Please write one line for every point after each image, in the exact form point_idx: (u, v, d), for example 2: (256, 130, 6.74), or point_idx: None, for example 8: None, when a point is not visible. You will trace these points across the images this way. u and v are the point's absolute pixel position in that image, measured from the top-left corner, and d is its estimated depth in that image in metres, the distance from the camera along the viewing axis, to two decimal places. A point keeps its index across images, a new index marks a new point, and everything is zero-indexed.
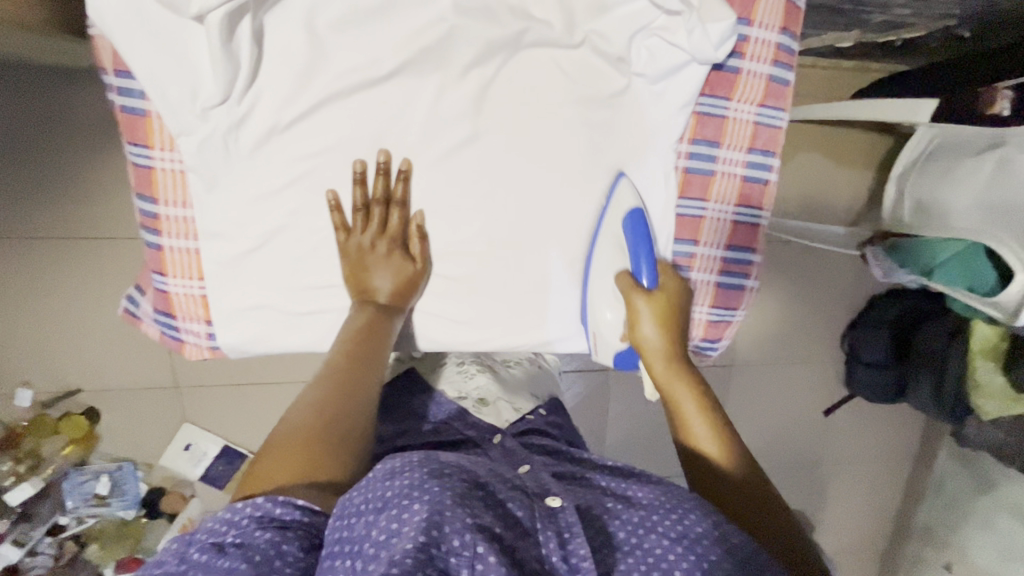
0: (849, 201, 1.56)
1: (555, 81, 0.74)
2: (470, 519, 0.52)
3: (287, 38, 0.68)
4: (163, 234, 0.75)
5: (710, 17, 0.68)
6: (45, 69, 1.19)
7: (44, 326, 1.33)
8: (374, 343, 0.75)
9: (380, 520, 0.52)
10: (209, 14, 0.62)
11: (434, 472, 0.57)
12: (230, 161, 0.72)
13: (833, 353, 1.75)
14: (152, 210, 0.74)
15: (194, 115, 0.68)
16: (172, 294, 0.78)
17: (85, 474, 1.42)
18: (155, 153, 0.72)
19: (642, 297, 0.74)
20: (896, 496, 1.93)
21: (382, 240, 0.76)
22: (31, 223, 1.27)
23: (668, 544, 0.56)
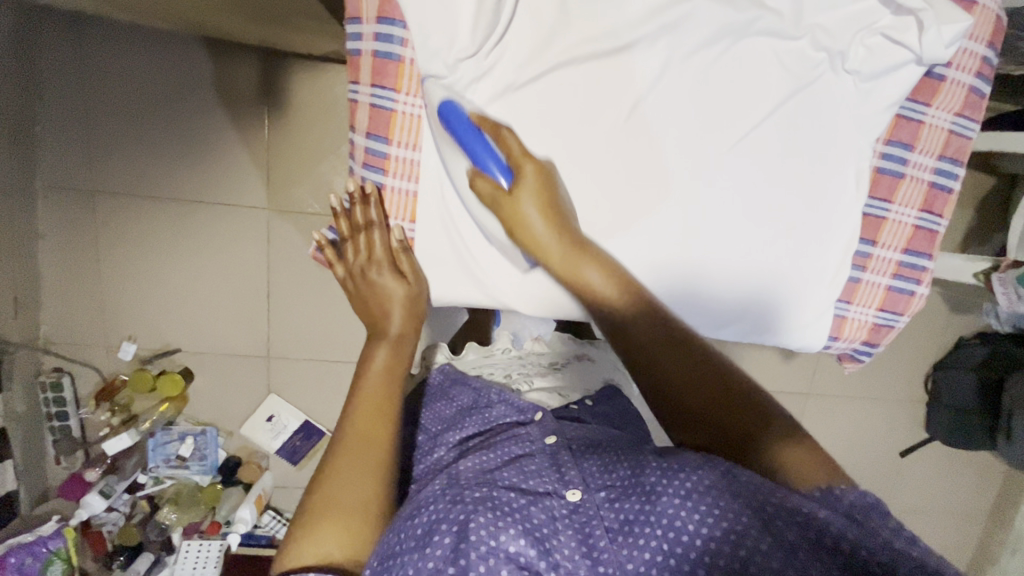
0: (949, 238, 1.54)
1: (771, 73, 0.64)
2: (493, 541, 0.53)
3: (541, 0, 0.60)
4: (390, 174, 0.69)
5: (947, 17, 0.59)
6: (195, 38, 1.25)
7: (158, 283, 1.37)
8: (391, 380, 0.67)
9: (416, 553, 0.54)
10: None
11: (453, 499, 0.58)
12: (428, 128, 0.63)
13: (914, 392, 1.71)
14: (384, 149, 0.67)
15: (442, 67, 0.61)
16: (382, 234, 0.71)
17: (170, 434, 1.42)
18: (399, 97, 0.66)
19: (509, 198, 0.61)
20: (969, 551, 1.84)
21: (373, 264, 0.71)
22: (159, 182, 1.32)
23: (680, 506, 0.53)
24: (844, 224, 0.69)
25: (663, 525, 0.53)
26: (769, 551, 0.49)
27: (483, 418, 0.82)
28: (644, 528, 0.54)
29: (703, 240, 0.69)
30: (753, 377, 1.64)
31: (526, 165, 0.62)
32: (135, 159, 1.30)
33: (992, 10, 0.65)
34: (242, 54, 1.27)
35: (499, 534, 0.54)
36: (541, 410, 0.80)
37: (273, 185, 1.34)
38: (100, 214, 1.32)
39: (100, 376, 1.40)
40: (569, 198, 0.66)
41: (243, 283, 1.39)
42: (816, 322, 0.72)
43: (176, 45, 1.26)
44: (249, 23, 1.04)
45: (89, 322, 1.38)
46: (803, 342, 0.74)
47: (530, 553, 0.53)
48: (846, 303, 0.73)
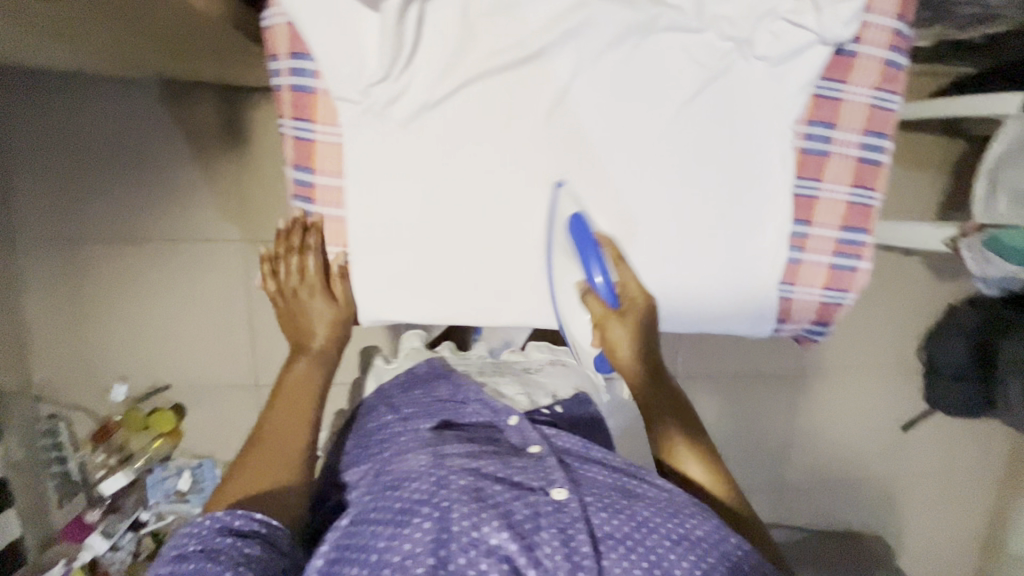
0: (926, 207, 1.52)
1: (681, 67, 0.65)
2: (476, 533, 0.65)
3: (446, 18, 0.61)
4: (318, 202, 0.67)
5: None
6: (156, 83, 1.29)
7: (144, 322, 1.41)
8: (300, 395, 0.77)
9: (397, 531, 0.66)
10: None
11: (440, 488, 0.69)
12: (351, 151, 0.64)
13: (909, 364, 1.69)
14: (308, 179, 0.66)
15: (354, 92, 0.62)
16: (317, 261, 0.70)
17: (168, 469, 1.44)
18: (318, 127, 0.64)
19: (615, 321, 0.70)
20: (985, 523, 1.80)
21: (303, 286, 0.72)
22: (135, 225, 1.36)
23: (669, 545, 0.66)
24: (777, 205, 0.70)
25: (642, 549, 0.66)
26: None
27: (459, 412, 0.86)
28: (630, 547, 0.65)
29: (632, 233, 0.69)
30: (742, 363, 1.63)
31: (637, 298, 0.69)
32: (110, 205, 1.34)
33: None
34: (203, 94, 1.31)
35: (484, 528, 0.65)
36: (515, 413, 0.83)
37: (244, 218, 1.37)
38: (81, 261, 1.36)
39: (96, 419, 1.43)
40: (499, 206, 0.68)
41: (225, 315, 1.42)
42: (759, 304, 0.73)
43: (138, 91, 1.30)
44: (200, 62, 1.07)
45: (81, 366, 1.42)
46: (747, 327, 0.74)
47: (512, 547, 0.64)
48: (791, 284, 0.73)
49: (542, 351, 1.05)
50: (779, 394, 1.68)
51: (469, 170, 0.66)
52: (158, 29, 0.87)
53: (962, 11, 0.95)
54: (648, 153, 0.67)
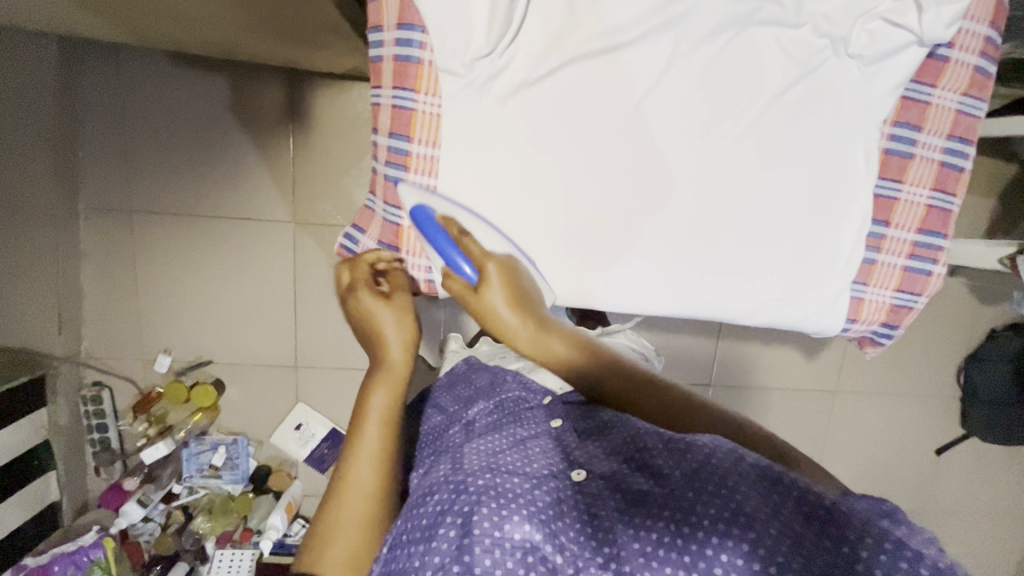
0: (972, 229, 1.52)
1: (774, 62, 0.66)
2: (498, 532, 0.55)
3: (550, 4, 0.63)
4: (412, 170, 0.68)
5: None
6: (223, 63, 1.33)
7: (191, 298, 1.44)
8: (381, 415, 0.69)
9: (424, 546, 0.57)
10: None
11: (455, 490, 0.60)
12: (450, 125, 0.66)
13: (944, 386, 1.67)
14: (405, 147, 0.67)
15: (459, 66, 0.63)
16: (405, 228, 0.76)
17: (203, 445, 1.45)
18: (419, 97, 0.65)
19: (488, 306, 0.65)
20: (1013, 554, 1.77)
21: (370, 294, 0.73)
22: (190, 201, 1.39)
23: (693, 493, 0.56)
24: (858, 201, 0.70)
25: (669, 507, 0.56)
26: (769, 522, 0.52)
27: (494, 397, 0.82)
28: (657, 504, 0.57)
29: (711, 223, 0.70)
30: (775, 375, 1.62)
31: (489, 267, 0.64)
32: (168, 180, 1.38)
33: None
34: (268, 77, 1.34)
35: (503, 524, 0.55)
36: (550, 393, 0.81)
37: (297, 201, 1.40)
38: (137, 232, 1.40)
39: (137, 389, 1.46)
40: (583, 187, 0.69)
41: (270, 295, 1.44)
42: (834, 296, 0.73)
43: (204, 71, 1.34)
44: (272, 45, 1.10)
45: (128, 335, 1.44)
46: (821, 321, 0.75)
47: (536, 539, 0.55)
48: (863, 285, 0.74)
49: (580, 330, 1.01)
50: (810, 410, 1.66)
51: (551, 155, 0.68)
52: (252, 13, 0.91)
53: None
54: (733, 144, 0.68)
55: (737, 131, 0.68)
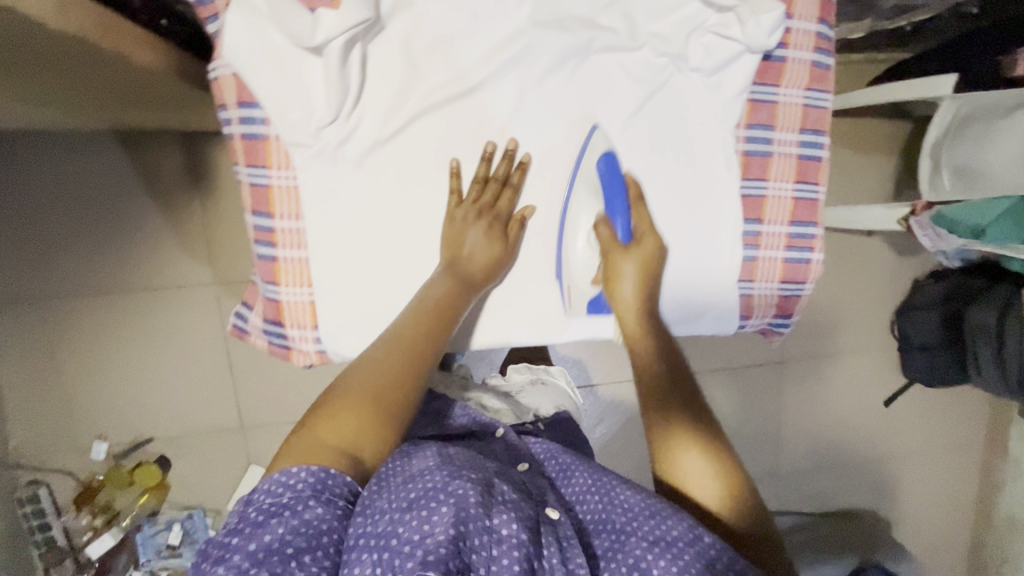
0: (881, 189, 1.58)
1: (621, 86, 0.67)
2: (489, 524, 0.51)
3: (387, 61, 0.62)
4: (279, 246, 0.66)
5: (763, 7, 0.62)
6: (113, 135, 1.28)
7: (120, 377, 1.38)
8: (444, 321, 0.66)
9: (413, 515, 0.50)
10: (329, 43, 0.57)
11: (453, 472, 0.55)
12: (306, 194, 0.64)
13: (883, 340, 1.74)
14: (267, 224, 0.65)
15: (305, 137, 0.62)
16: (283, 304, 0.67)
17: (157, 524, 1.41)
18: (272, 172, 0.64)
19: (621, 253, 0.68)
20: (976, 487, 1.84)
21: (484, 215, 0.68)
22: (102, 279, 1.34)
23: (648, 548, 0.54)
24: (729, 204, 0.72)
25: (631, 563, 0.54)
26: None
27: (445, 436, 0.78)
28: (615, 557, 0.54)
29: None
30: (723, 357, 1.66)
31: (648, 240, 0.69)
32: (76, 261, 1.32)
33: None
34: (162, 141, 1.30)
35: (495, 518, 0.51)
36: (501, 425, 0.82)
37: (215, 261, 1.36)
38: (51, 319, 1.34)
39: (77, 480, 1.39)
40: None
41: (203, 362, 1.40)
42: (725, 298, 0.75)
43: (95, 145, 1.29)
44: (150, 113, 1.06)
45: (59, 426, 1.38)
46: (717, 323, 0.76)
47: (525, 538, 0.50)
48: (749, 282, 0.76)
49: (522, 372, 1.09)
50: (762, 384, 1.71)
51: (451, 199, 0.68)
52: (117, 93, 0.88)
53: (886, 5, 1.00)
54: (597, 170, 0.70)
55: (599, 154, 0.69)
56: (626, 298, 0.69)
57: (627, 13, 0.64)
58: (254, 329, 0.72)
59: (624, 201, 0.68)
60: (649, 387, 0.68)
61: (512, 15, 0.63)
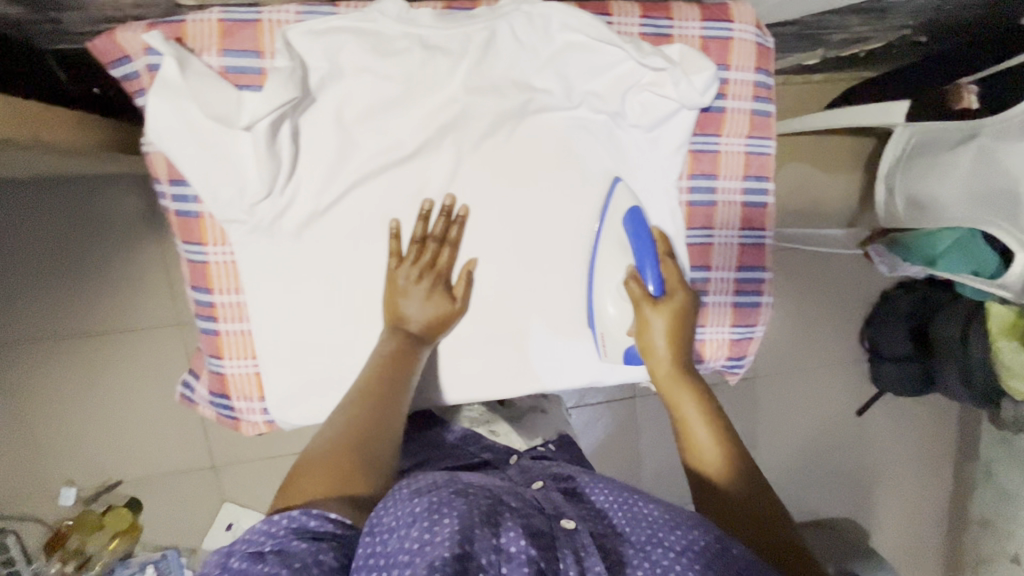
0: (846, 205, 1.60)
1: (559, 144, 0.69)
2: (498, 540, 0.47)
3: (319, 132, 0.63)
4: (220, 320, 0.67)
5: (695, 68, 0.63)
6: (66, 178, 1.25)
7: (85, 421, 1.36)
8: (399, 375, 0.65)
9: (421, 527, 0.47)
10: (257, 121, 0.58)
11: (459, 490, 0.52)
12: (242, 267, 0.65)
13: (854, 351, 1.76)
14: (206, 299, 0.66)
15: (239, 213, 0.62)
16: (228, 375, 0.69)
17: (131, 567, 1.39)
18: (208, 248, 0.65)
19: (650, 307, 0.68)
20: (947, 487, 1.89)
21: (427, 276, 0.68)
22: (63, 324, 1.31)
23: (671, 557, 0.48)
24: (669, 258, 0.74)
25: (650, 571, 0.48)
26: None
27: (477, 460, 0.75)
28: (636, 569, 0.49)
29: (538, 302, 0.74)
30: None
31: (678, 293, 0.69)
32: (36, 306, 1.30)
33: (749, 41, 0.69)
34: (117, 183, 1.28)
35: (501, 531, 0.48)
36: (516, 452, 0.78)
37: (178, 301, 1.34)
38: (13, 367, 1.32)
39: (46, 527, 1.37)
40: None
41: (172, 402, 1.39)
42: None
43: (48, 189, 1.26)
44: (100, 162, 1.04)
45: (25, 473, 1.36)
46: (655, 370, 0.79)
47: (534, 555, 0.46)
48: (702, 327, 0.76)
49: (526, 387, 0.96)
50: (735, 399, 1.72)
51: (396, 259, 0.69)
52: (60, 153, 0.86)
53: (835, 37, 1.00)
54: (539, 225, 0.72)
55: (541, 209, 0.71)
56: (658, 350, 0.68)
57: (563, 75, 0.66)
58: (202, 399, 0.73)
59: (652, 255, 0.69)
60: (688, 429, 0.65)
61: (445, 83, 0.64)
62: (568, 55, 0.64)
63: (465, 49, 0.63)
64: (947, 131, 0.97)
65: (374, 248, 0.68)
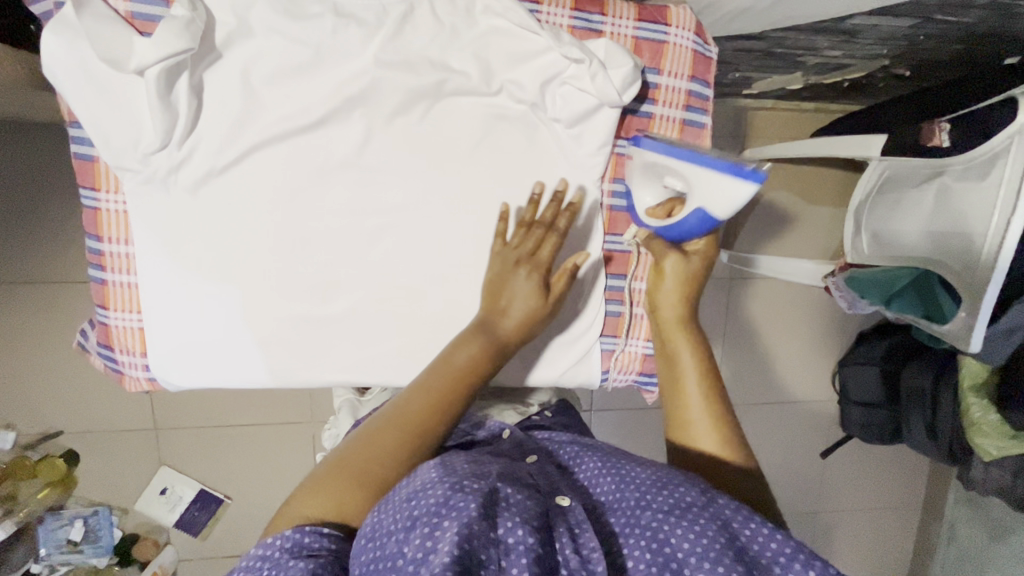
0: (827, 240, 1.56)
1: (473, 128, 0.72)
2: (495, 534, 0.48)
3: (226, 91, 0.66)
4: (107, 269, 0.70)
5: (613, 65, 0.67)
6: (35, 126, 1.26)
7: (30, 369, 1.37)
8: (467, 389, 0.63)
9: (417, 533, 0.48)
10: (149, 68, 0.60)
11: (456, 481, 0.53)
12: (132, 217, 0.68)
13: (823, 391, 1.71)
14: (95, 247, 0.69)
15: (133, 162, 0.65)
16: (111, 327, 0.72)
17: (61, 519, 1.39)
18: (101, 196, 0.68)
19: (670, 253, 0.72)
20: (908, 544, 1.82)
21: (528, 262, 0.70)
22: (19, 268, 1.32)
23: (664, 519, 0.52)
24: (561, 258, 0.77)
25: (652, 535, 0.52)
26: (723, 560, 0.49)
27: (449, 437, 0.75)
28: (634, 533, 0.53)
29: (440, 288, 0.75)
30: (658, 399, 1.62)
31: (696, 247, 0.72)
32: None
33: (685, 47, 0.71)
34: None
35: (501, 524, 0.49)
36: (509, 426, 0.78)
37: None
38: None
39: None
40: (299, 266, 0.72)
41: None
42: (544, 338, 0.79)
43: (17, 134, 1.27)
44: (58, 111, 1.04)
45: None
46: (534, 369, 0.79)
47: (531, 543, 0.48)
48: (614, 337, 0.80)
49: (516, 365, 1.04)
50: None
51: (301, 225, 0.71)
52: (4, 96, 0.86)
53: (807, 61, 0.97)
54: (442, 206, 0.74)
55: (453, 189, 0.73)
56: (665, 293, 0.72)
57: (482, 59, 0.69)
58: (92, 348, 0.76)
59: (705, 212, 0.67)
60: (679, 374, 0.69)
61: (358, 54, 0.67)
62: (491, 40, 0.69)
63: (382, 20, 0.67)
64: (912, 171, 0.93)
65: (281, 209, 0.71)
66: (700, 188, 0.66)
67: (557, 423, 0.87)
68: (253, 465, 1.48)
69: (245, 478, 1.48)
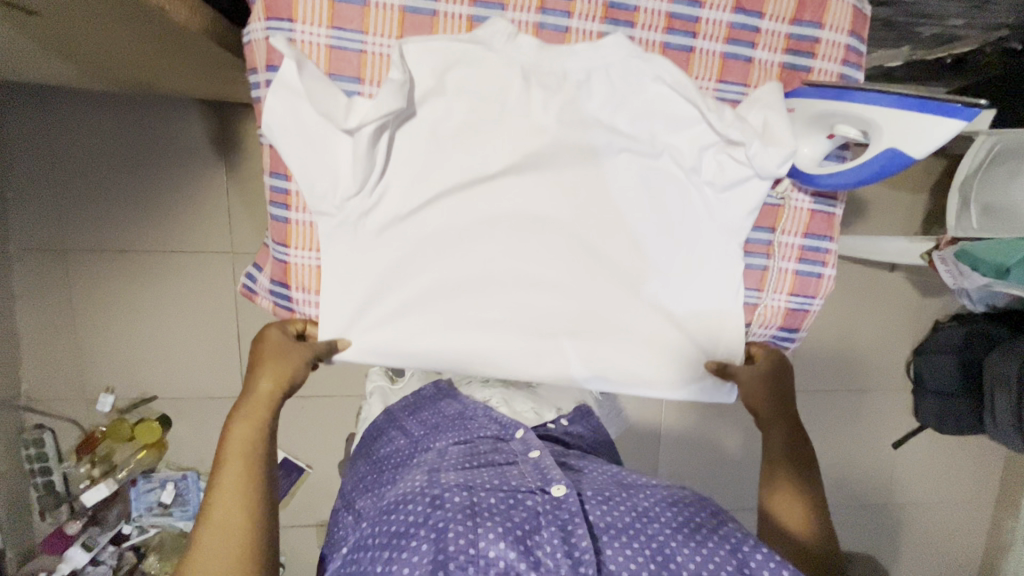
0: (910, 224, 1.54)
1: (632, 188, 0.77)
2: (473, 549, 0.64)
3: (418, 29, 0.69)
4: (293, 209, 0.74)
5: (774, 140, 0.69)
6: (146, 99, 1.31)
7: (129, 335, 1.42)
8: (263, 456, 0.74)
9: (398, 553, 0.65)
10: (362, 127, 0.66)
11: (436, 503, 0.68)
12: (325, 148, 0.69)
13: (897, 381, 1.70)
14: (284, 186, 0.73)
15: (330, 208, 0.71)
16: (292, 265, 0.76)
17: (151, 482, 1.43)
18: None
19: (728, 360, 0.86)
20: (977, 540, 1.79)
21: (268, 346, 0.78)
22: (125, 237, 1.37)
23: (669, 532, 0.68)
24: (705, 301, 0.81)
25: (642, 539, 0.67)
26: (692, 554, 0.65)
27: (464, 426, 0.92)
28: (624, 534, 0.68)
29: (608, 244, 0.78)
30: None
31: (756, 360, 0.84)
32: (99, 216, 1.35)
33: (847, 3, 0.74)
34: (193, 110, 1.32)
35: (481, 541, 0.64)
36: (521, 427, 0.90)
37: (235, 232, 1.38)
38: (76, 274, 1.37)
39: (81, 431, 1.43)
40: (471, 205, 0.75)
41: (211, 328, 1.43)
42: (676, 388, 0.83)
43: (128, 106, 1.31)
44: (185, 82, 1.09)
45: (69, 377, 1.42)
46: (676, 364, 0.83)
47: (511, 556, 0.63)
48: (757, 291, 0.83)
49: None
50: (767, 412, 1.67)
51: (474, 165, 0.74)
52: (160, 59, 0.91)
53: (924, 32, 0.99)
54: (602, 232, 0.78)
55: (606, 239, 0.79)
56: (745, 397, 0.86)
57: (650, 126, 0.74)
58: (262, 290, 0.82)
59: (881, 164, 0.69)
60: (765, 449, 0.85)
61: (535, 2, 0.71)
62: (655, 107, 0.73)
63: None
64: None
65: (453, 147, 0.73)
66: (893, 132, 0.67)
67: (569, 433, 1.01)
68: (333, 437, 1.51)
69: (326, 449, 1.51)
